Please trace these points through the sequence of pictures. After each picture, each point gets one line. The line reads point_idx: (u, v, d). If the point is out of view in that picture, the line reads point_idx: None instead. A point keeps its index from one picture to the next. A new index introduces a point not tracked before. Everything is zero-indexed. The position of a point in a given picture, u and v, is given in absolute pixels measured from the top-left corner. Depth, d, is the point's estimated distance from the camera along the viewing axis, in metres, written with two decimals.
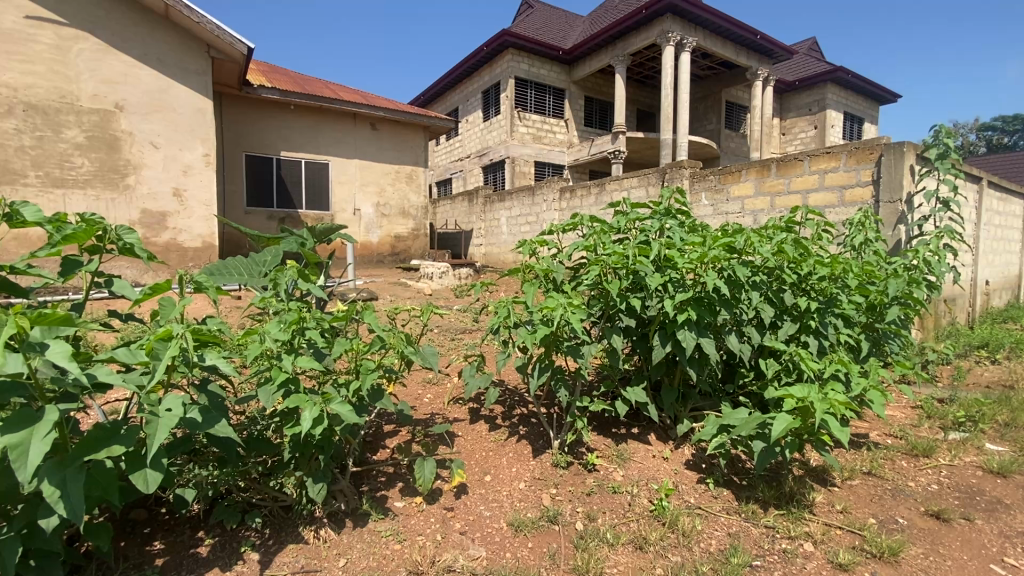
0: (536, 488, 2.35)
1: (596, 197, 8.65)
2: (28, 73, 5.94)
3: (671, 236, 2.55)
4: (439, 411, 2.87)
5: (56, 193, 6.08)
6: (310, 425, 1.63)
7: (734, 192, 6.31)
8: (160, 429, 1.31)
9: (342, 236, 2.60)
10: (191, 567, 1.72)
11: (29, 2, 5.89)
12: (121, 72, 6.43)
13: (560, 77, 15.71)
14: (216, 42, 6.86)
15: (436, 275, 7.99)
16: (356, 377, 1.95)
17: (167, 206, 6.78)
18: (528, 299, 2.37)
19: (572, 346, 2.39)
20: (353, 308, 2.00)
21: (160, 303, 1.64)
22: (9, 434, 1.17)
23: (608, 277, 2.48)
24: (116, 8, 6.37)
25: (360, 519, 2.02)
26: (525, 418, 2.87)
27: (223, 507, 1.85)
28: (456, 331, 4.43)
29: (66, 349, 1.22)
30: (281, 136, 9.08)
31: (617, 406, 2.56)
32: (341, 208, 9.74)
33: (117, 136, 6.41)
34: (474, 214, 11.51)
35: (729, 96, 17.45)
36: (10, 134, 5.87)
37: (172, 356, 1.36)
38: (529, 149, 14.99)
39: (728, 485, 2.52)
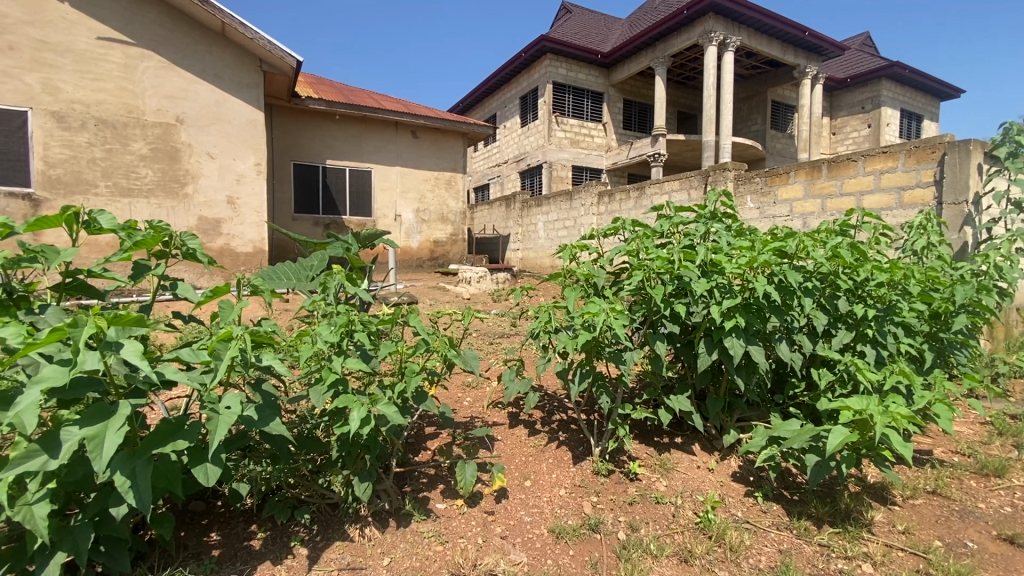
0: (576, 495, 2.32)
1: (636, 201, 8.53)
2: (99, 90, 6.37)
3: (717, 240, 2.48)
4: (478, 415, 2.89)
5: (122, 201, 6.51)
6: (358, 425, 1.67)
7: (783, 194, 6.14)
8: (220, 425, 1.37)
9: (386, 241, 2.64)
10: (245, 559, 1.79)
11: (100, 25, 6.33)
12: (182, 88, 6.83)
13: (598, 80, 15.61)
14: (267, 57, 7.20)
15: (474, 280, 8.01)
16: (401, 379, 2.00)
17: (222, 213, 7.14)
18: (569, 304, 2.35)
19: (614, 352, 2.36)
20: (398, 312, 2.04)
21: (219, 305, 1.71)
22: (87, 426, 1.26)
23: (652, 282, 2.41)
24: (178, 28, 6.77)
25: (403, 520, 2.04)
26: (565, 424, 2.85)
27: (274, 502, 1.91)
28: (495, 335, 4.46)
29: (138, 348, 1.29)
30: (327, 145, 9.39)
31: (660, 414, 2.50)
32: (382, 213, 9.99)
33: (178, 147, 6.81)
34: (512, 219, 11.55)
35: (775, 95, 16.88)
36: (84, 148, 6.31)
37: (232, 356, 1.42)
38: (566, 153, 14.96)
39: (778, 499, 2.42)
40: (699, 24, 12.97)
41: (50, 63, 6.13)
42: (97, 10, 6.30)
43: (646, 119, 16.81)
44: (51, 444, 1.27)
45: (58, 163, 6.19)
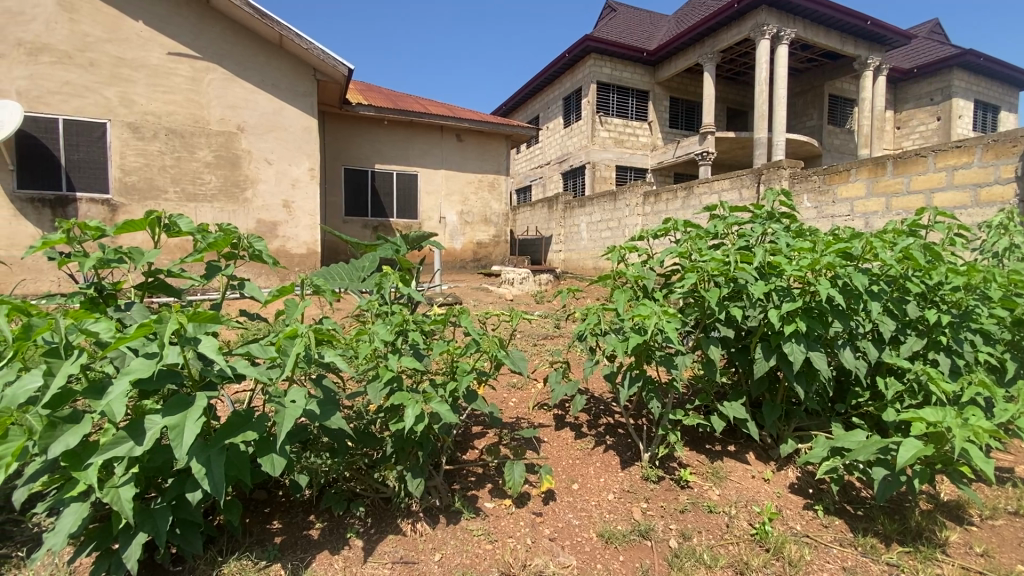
0: (625, 501, 2.29)
1: (683, 201, 8.33)
2: (169, 102, 6.82)
3: (776, 241, 2.38)
4: (524, 416, 2.89)
5: (189, 206, 6.95)
6: (413, 422, 1.71)
7: (843, 193, 5.83)
8: (286, 418, 1.44)
9: (433, 243, 2.68)
10: (305, 548, 1.87)
11: (171, 41, 6.78)
12: (243, 98, 7.21)
13: (643, 79, 15.34)
14: (321, 66, 7.50)
15: (517, 281, 8.01)
16: (452, 378, 2.03)
17: (278, 216, 7.50)
18: (618, 306, 2.31)
19: (665, 356, 2.31)
20: (449, 312, 2.08)
21: (285, 304, 1.79)
22: (169, 415, 1.35)
23: (705, 285, 2.34)
24: (240, 41, 7.16)
25: (453, 517, 2.08)
26: (612, 427, 2.82)
27: (331, 494, 1.99)
28: (539, 336, 4.46)
29: (214, 343, 1.37)
30: (375, 149, 9.68)
31: (713, 421, 2.43)
32: (427, 216, 10.19)
33: (239, 154, 7.21)
34: (554, 220, 11.51)
35: (833, 89, 16.06)
36: (155, 156, 6.77)
37: (298, 353, 1.49)
38: (610, 153, 14.79)
39: (840, 514, 2.30)
40: (750, 18, 12.49)
41: (126, 78, 6.60)
42: (168, 27, 6.75)
43: (693, 117, 16.37)
44: (136, 431, 1.37)
45: (133, 170, 6.66)
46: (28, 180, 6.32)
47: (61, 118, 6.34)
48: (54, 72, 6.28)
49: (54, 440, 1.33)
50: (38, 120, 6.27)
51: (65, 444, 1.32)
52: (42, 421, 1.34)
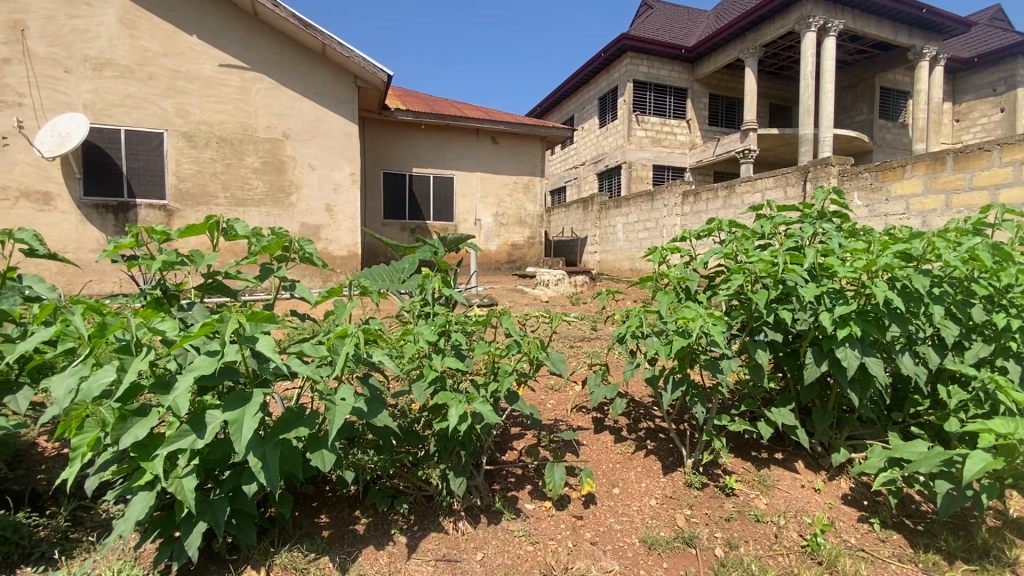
0: (668, 507, 2.24)
1: (724, 201, 8.13)
2: (220, 111, 7.15)
3: (828, 241, 2.29)
4: (563, 418, 2.88)
5: (239, 210, 7.27)
6: (457, 421, 1.74)
7: (897, 190, 5.55)
8: (336, 415, 1.49)
9: (470, 245, 2.69)
10: (352, 542, 1.93)
11: (222, 53, 7.12)
12: (288, 106, 7.49)
13: (681, 76, 15.04)
14: (362, 73, 7.71)
15: (552, 283, 8.01)
16: (494, 379, 2.05)
17: (321, 220, 7.76)
18: (661, 308, 2.27)
19: (710, 360, 2.25)
20: (491, 314, 2.09)
21: (334, 304, 1.84)
22: (228, 411, 1.41)
23: (752, 287, 2.27)
24: (285, 51, 7.44)
25: (494, 517, 2.09)
26: (653, 432, 2.77)
27: (376, 490, 2.04)
28: (575, 338, 4.43)
29: (270, 341, 1.43)
30: (413, 153, 9.86)
31: (760, 427, 2.35)
32: (463, 218, 10.29)
33: (285, 160, 7.49)
34: (589, 221, 11.42)
35: (885, 81, 15.29)
36: (208, 163, 7.11)
37: (348, 352, 1.55)
38: (647, 153, 14.57)
39: (898, 528, 2.19)
40: (795, 10, 12.02)
41: (181, 90, 6.96)
42: (220, 40, 7.09)
43: (734, 114, 15.93)
44: (198, 425, 1.44)
45: (187, 177, 7.01)
46: (93, 188, 6.72)
47: (123, 128, 6.75)
48: (117, 85, 6.69)
49: (124, 431, 1.41)
50: (102, 131, 6.69)
51: (134, 436, 1.40)
52: (114, 414, 1.43)
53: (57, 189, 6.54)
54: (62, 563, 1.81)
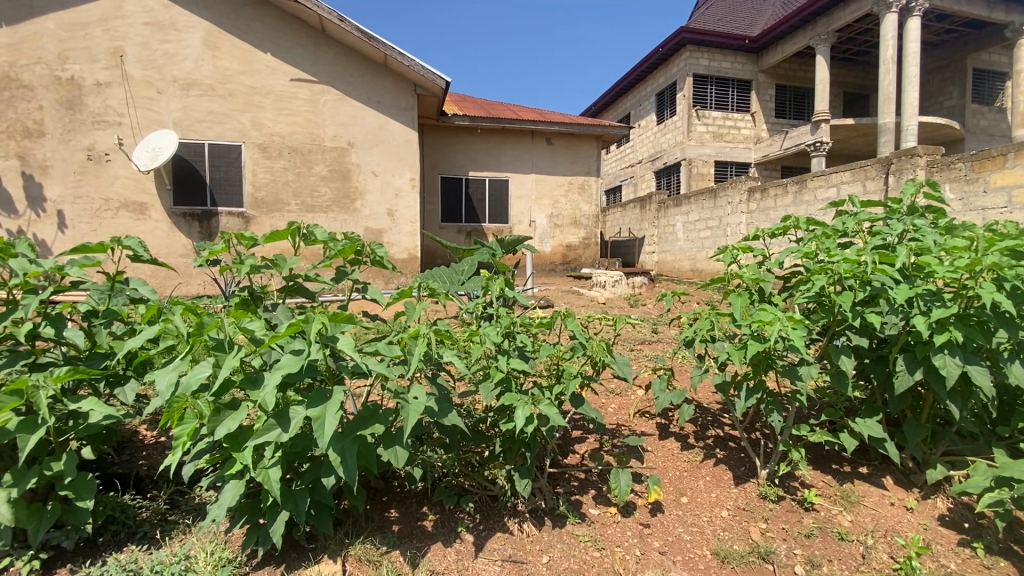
0: (742, 519, 2.14)
1: (794, 197, 7.73)
2: (291, 123, 7.58)
3: (922, 238, 2.11)
4: (625, 423, 2.80)
5: (308, 216, 7.70)
6: (523, 423, 1.75)
7: (999, 181, 5.14)
8: (410, 412, 1.54)
9: (527, 246, 2.68)
10: (421, 538, 1.97)
11: (293, 68, 7.55)
12: (352, 115, 7.83)
13: (745, 68, 14.38)
14: (421, 81, 7.93)
15: (609, 284, 7.90)
16: (558, 382, 2.04)
17: (383, 224, 8.06)
18: (734, 310, 2.16)
19: (788, 365, 2.12)
20: (555, 315, 2.08)
21: (405, 305, 1.89)
22: (311, 406, 1.49)
23: (835, 289, 2.12)
24: (350, 63, 7.77)
25: (558, 520, 2.08)
26: (722, 441, 2.66)
27: (443, 488, 2.08)
28: (635, 341, 4.33)
29: (349, 341, 1.50)
30: (469, 157, 10.03)
31: (844, 439, 2.20)
32: (518, 220, 10.34)
33: (350, 168, 7.84)
34: (647, 220, 11.14)
35: (978, 62, 13.92)
36: (280, 172, 7.56)
37: (421, 351, 1.59)
38: (708, 149, 14.05)
39: (1006, 554, 1.98)
40: None
41: (257, 104, 7.45)
42: (291, 56, 7.52)
43: (803, 106, 15.04)
44: (283, 419, 1.52)
45: (262, 186, 7.50)
46: (181, 198, 7.31)
47: (206, 142, 7.31)
48: (201, 102, 7.25)
49: (219, 423, 1.52)
50: (189, 145, 7.27)
51: (227, 428, 1.51)
52: (211, 406, 1.54)
53: (151, 200, 7.16)
54: (163, 543, 1.98)
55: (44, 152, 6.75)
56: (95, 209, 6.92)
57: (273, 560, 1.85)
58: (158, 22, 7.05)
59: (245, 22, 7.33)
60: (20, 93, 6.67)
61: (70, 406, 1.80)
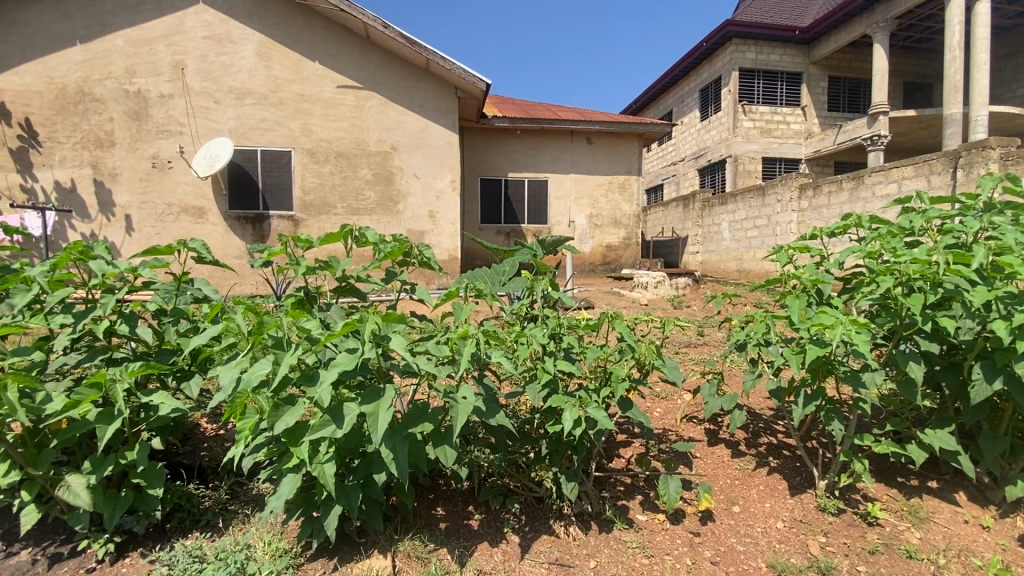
0: (799, 532, 2.05)
1: (850, 193, 7.35)
2: (338, 129, 7.83)
3: (1002, 237, 1.95)
4: (672, 428, 2.73)
5: (353, 219, 7.93)
6: (571, 425, 1.73)
7: None
8: (459, 413, 1.55)
9: (568, 247, 2.65)
10: (467, 537, 1.99)
11: (340, 75, 7.79)
12: (396, 120, 8.00)
13: (795, 60, 13.80)
14: (462, 84, 8.02)
15: (651, 285, 7.75)
16: (606, 385, 2.01)
17: (424, 226, 8.20)
18: (792, 313, 2.07)
19: (851, 372, 2.01)
20: (603, 317, 2.05)
21: (452, 306, 1.90)
22: (365, 404, 1.53)
23: (902, 291, 1.99)
24: (394, 69, 7.95)
25: (605, 525, 2.05)
26: (775, 449, 2.56)
27: (489, 488, 2.08)
28: (681, 344, 4.23)
29: (401, 340, 1.53)
30: (508, 159, 10.06)
31: (912, 451, 2.06)
32: (557, 220, 10.29)
33: (393, 171, 8.02)
34: (690, 220, 10.85)
35: None
36: (327, 176, 7.82)
37: (470, 352, 1.61)
38: (755, 145, 13.58)
39: None
40: None
41: (306, 111, 7.73)
42: (338, 64, 7.76)
43: (858, 98, 14.30)
44: (337, 416, 1.56)
45: (310, 190, 7.77)
46: (235, 203, 7.67)
47: (259, 149, 7.64)
48: (254, 111, 7.59)
49: (278, 418, 1.57)
50: (243, 152, 7.62)
51: (285, 423, 1.56)
52: (270, 402, 1.60)
53: (208, 205, 7.55)
54: (225, 532, 2.07)
55: (114, 161, 7.23)
56: (159, 214, 7.37)
57: (326, 553, 1.91)
58: (216, 35, 7.43)
59: (295, 33, 7.62)
60: (93, 106, 7.17)
61: (143, 399, 1.91)
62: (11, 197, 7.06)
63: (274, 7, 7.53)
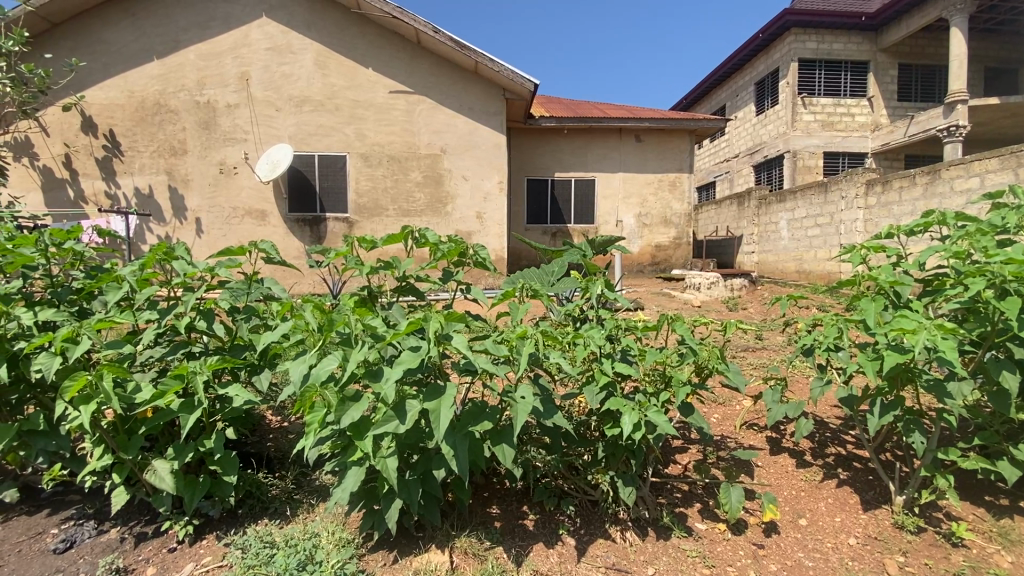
0: (874, 550, 1.93)
1: (924, 188, 6.84)
2: (390, 133, 8.06)
3: None
4: (730, 434, 2.63)
5: (404, 220, 8.14)
6: (630, 430, 1.70)
7: None
8: (519, 412, 1.56)
9: (619, 247, 2.60)
10: (523, 536, 2.00)
11: (392, 81, 8.01)
12: (445, 123, 8.15)
13: (861, 48, 12.99)
14: (510, 85, 8.06)
15: (704, 286, 7.51)
16: (666, 390, 1.96)
17: (471, 227, 8.30)
18: (868, 317, 1.94)
19: (934, 381, 1.87)
20: (662, 319, 1.99)
21: (510, 306, 1.91)
22: (428, 400, 1.56)
23: (995, 295, 1.83)
24: (443, 73, 8.10)
25: (663, 532, 2.01)
26: (845, 460, 2.42)
27: (543, 489, 2.08)
28: (739, 347, 4.06)
29: (463, 340, 1.56)
30: (555, 159, 10.03)
31: (1005, 468, 1.89)
32: (605, 220, 10.16)
33: (442, 173, 8.17)
34: (745, 218, 10.44)
35: None
36: (380, 180, 8.07)
37: (529, 353, 1.61)
38: (816, 140, 12.91)
39: None
40: None
41: (360, 117, 8.00)
42: (391, 70, 7.99)
43: (933, 85, 13.30)
44: (400, 412, 1.59)
45: (364, 193, 8.05)
46: (295, 206, 8.05)
47: (316, 154, 7.97)
48: (312, 117, 7.92)
49: (344, 413, 1.63)
50: (302, 158, 7.97)
51: (351, 417, 1.61)
52: (337, 397, 1.65)
53: (270, 208, 7.95)
54: (292, 519, 2.18)
55: (186, 168, 7.74)
56: (226, 217, 7.83)
57: (387, 545, 1.97)
58: (277, 46, 7.81)
59: (351, 42, 7.90)
60: (168, 117, 7.69)
61: (219, 391, 2.03)
62: (97, 202, 7.70)
63: (331, 17, 7.84)
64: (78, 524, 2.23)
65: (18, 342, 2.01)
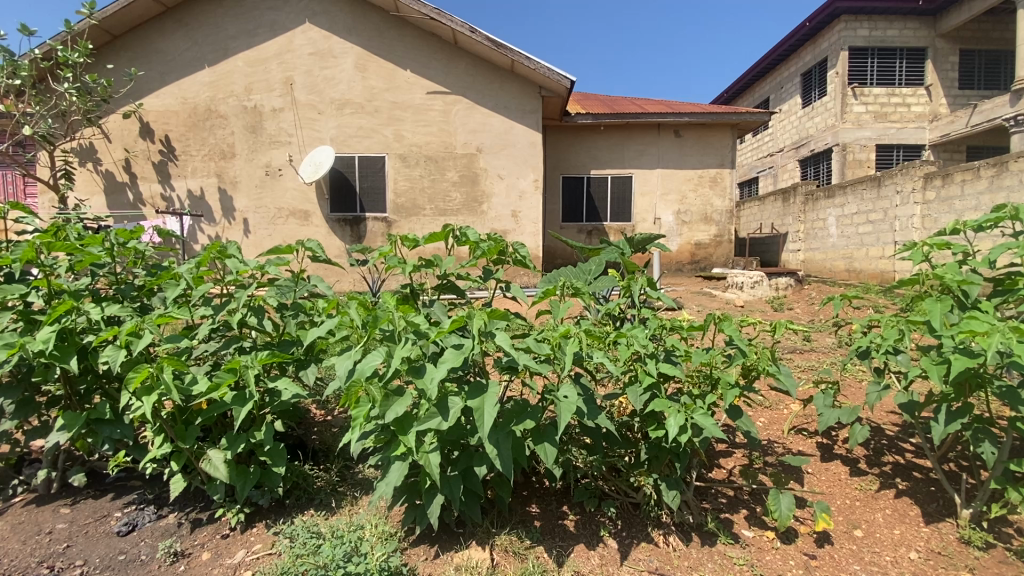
0: (938, 565, 1.82)
1: (989, 182, 6.40)
2: (427, 133, 8.17)
3: None
4: (777, 439, 2.53)
5: (440, 219, 8.24)
6: (676, 432, 1.67)
7: None
8: (563, 411, 1.55)
9: (659, 245, 2.54)
10: (563, 536, 1.99)
11: (429, 82, 8.11)
12: (481, 122, 8.19)
13: (917, 34, 12.28)
14: (546, 83, 8.03)
15: (747, 285, 7.28)
16: (712, 391, 1.91)
17: (507, 225, 8.32)
18: (932, 319, 1.82)
19: (1007, 388, 1.75)
20: (709, 319, 1.93)
21: (552, 304, 1.90)
22: (471, 398, 1.57)
23: None
24: (480, 72, 8.14)
25: (707, 538, 1.95)
26: (903, 469, 2.30)
27: (583, 489, 2.06)
28: (785, 349, 3.91)
29: (507, 337, 1.56)
30: (592, 156, 9.93)
31: None
32: (643, 217, 9.98)
33: (478, 172, 8.22)
34: (790, 215, 10.04)
35: None
36: (417, 179, 8.19)
37: (572, 352, 1.60)
38: (867, 132, 12.29)
39: None
40: None
41: (398, 118, 8.14)
42: (428, 71, 8.09)
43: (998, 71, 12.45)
44: (443, 408, 1.61)
45: (402, 193, 8.19)
46: (336, 206, 8.27)
47: (356, 155, 8.17)
48: (353, 119, 8.12)
49: (389, 408, 1.66)
50: (343, 159, 8.18)
51: (395, 412, 1.64)
52: (381, 392, 1.68)
53: (312, 209, 8.20)
54: (337, 511, 2.23)
55: (235, 170, 8.07)
56: (271, 217, 8.13)
57: (428, 539, 1.99)
58: (319, 51, 8.04)
59: (389, 44, 8.05)
60: (218, 122, 8.05)
61: (269, 385, 2.11)
62: (154, 205, 8.13)
63: (370, 21, 8.00)
64: (139, 508, 2.36)
65: (88, 335, 2.13)
